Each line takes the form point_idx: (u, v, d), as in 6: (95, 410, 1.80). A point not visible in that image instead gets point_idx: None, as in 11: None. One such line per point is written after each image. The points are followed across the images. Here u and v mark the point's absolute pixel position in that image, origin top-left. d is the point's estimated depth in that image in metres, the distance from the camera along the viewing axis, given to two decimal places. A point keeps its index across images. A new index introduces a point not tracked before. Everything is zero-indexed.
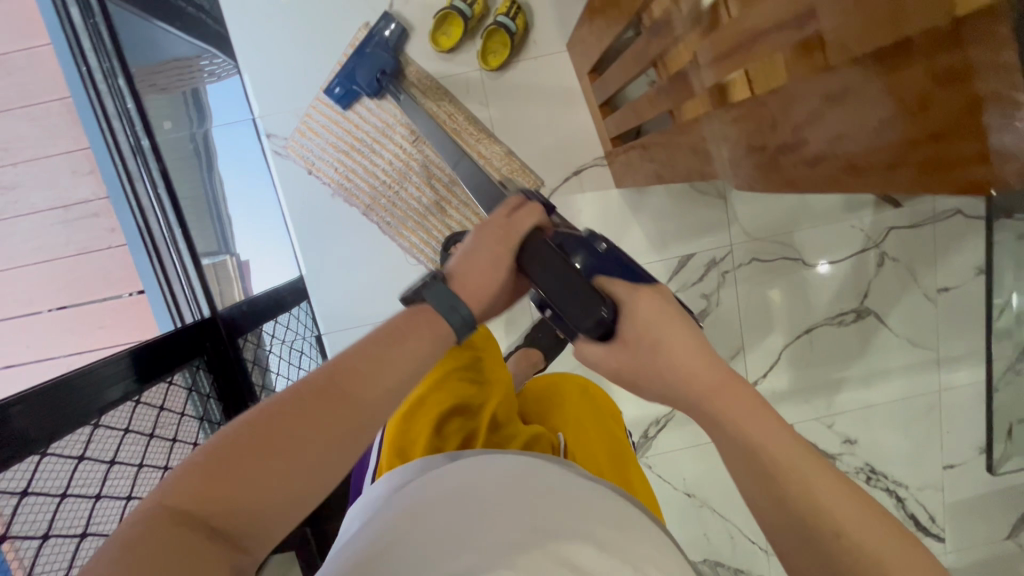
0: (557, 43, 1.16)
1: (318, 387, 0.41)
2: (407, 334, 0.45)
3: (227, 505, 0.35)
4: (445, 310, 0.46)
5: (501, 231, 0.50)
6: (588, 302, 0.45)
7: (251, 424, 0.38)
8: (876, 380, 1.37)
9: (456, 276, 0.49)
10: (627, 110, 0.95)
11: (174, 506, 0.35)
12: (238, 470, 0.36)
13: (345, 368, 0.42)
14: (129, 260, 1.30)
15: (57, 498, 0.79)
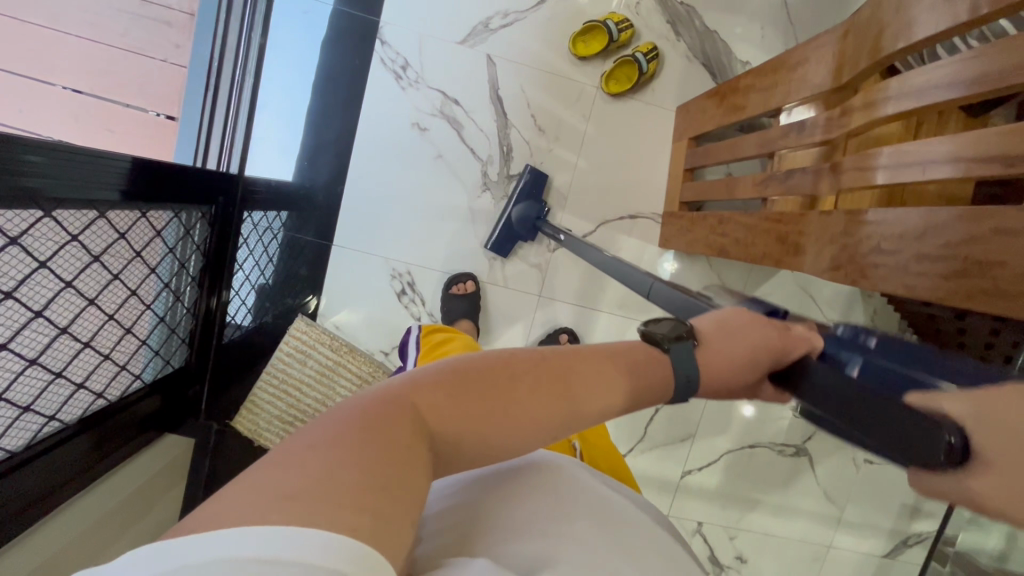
0: (671, 101, 1.25)
1: (548, 367, 0.42)
2: (609, 366, 0.45)
3: (453, 428, 0.37)
4: (678, 370, 0.48)
5: None
6: (918, 446, 0.33)
7: (493, 368, 0.40)
8: (786, 515, 1.47)
9: (704, 348, 0.50)
10: (715, 183, 1.04)
11: (418, 404, 0.36)
12: (475, 396, 0.38)
13: (560, 358, 0.43)
14: (178, 84, 1.22)
15: (36, 263, 0.70)
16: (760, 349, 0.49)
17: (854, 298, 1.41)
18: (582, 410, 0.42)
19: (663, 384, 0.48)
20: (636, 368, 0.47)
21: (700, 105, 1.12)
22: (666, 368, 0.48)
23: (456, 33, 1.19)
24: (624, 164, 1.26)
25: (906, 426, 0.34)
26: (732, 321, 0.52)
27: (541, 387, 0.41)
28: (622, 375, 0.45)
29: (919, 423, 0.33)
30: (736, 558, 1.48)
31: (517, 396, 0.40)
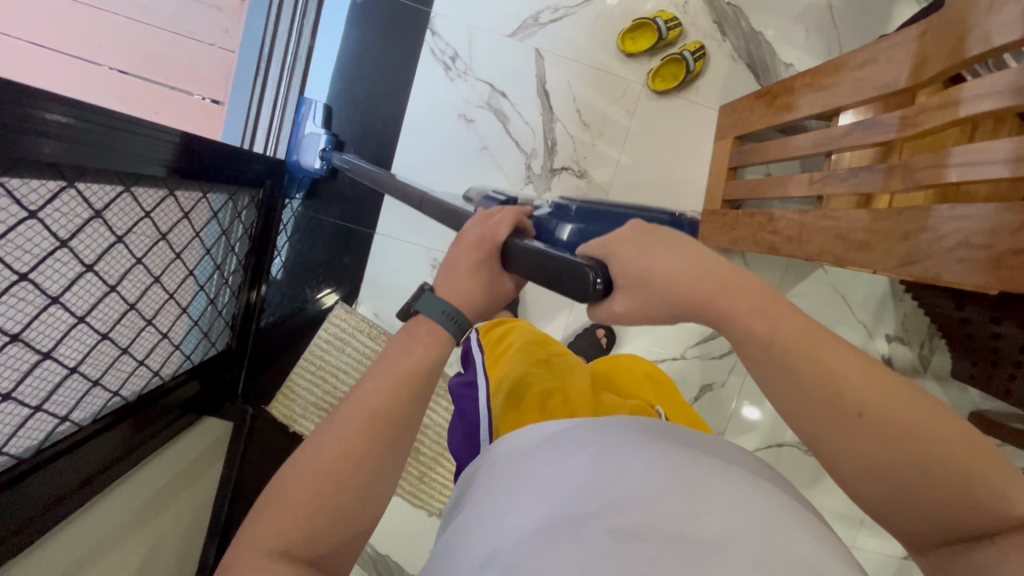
0: (714, 99, 1.26)
1: (357, 425, 0.44)
2: (409, 347, 0.47)
3: (313, 523, 0.42)
4: (435, 313, 0.48)
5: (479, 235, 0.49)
6: (578, 286, 0.42)
7: (306, 473, 0.43)
8: None
9: (447, 278, 0.50)
10: (764, 182, 1.05)
11: (279, 542, 0.41)
12: (316, 493, 0.42)
13: (361, 404, 0.45)
14: (225, 68, 1.22)
15: (114, 238, 0.71)
16: (489, 257, 0.49)
17: (886, 301, 1.42)
18: (400, 427, 0.46)
19: (440, 354, 0.48)
20: (419, 346, 0.47)
21: (747, 104, 1.14)
22: (432, 320, 0.48)
23: (505, 26, 1.20)
24: (666, 162, 1.27)
25: (555, 271, 0.43)
26: (454, 253, 0.50)
27: (358, 441, 0.44)
28: (437, 349, 0.48)
29: (567, 263, 0.42)
30: None
31: (349, 465, 0.43)
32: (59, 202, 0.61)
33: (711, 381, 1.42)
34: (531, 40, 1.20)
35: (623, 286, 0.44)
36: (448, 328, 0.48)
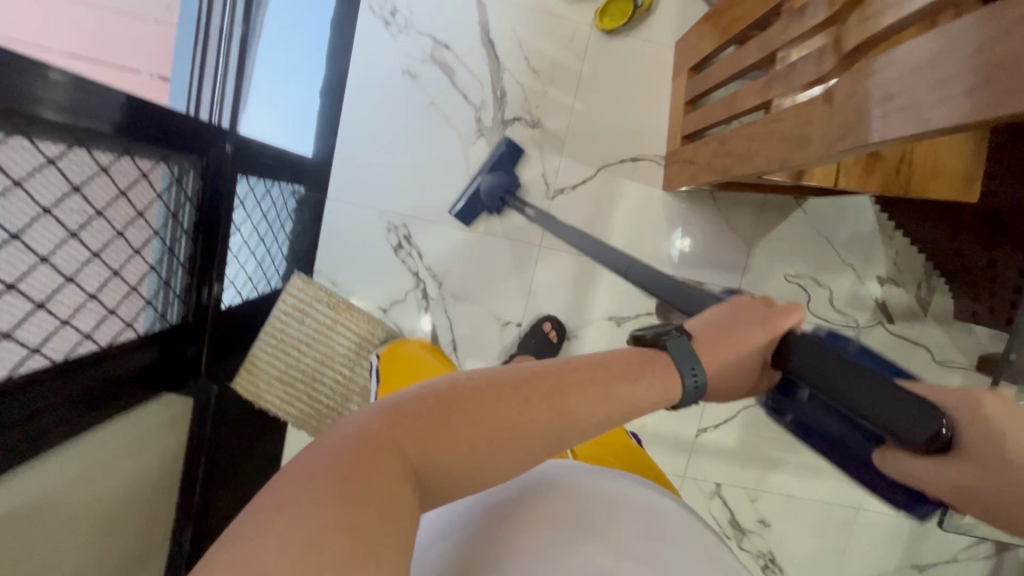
0: (668, 36, 1.20)
1: (524, 377, 0.43)
2: (657, 368, 0.47)
3: (430, 453, 0.39)
4: (687, 371, 0.47)
5: (760, 315, 0.49)
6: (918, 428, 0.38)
7: (466, 397, 0.41)
8: (811, 476, 1.39)
9: (705, 336, 0.49)
10: (715, 106, 0.98)
11: (395, 439, 0.38)
12: (457, 424, 0.40)
13: (556, 368, 0.44)
14: (169, 44, 1.22)
15: (10, 182, 0.68)
16: (766, 343, 0.47)
17: (875, 240, 1.32)
18: (574, 412, 0.42)
19: (667, 394, 0.47)
20: (631, 363, 0.47)
21: (698, 31, 1.08)
22: (675, 363, 0.48)
23: None
24: (623, 105, 1.22)
25: (889, 402, 0.38)
26: (737, 313, 0.50)
27: (525, 397, 0.41)
28: (667, 385, 0.47)
29: (919, 405, 0.38)
30: (759, 523, 1.40)
31: (502, 409, 0.41)
32: None
33: None
34: None
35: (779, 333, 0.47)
36: (680, 375, 0.47)
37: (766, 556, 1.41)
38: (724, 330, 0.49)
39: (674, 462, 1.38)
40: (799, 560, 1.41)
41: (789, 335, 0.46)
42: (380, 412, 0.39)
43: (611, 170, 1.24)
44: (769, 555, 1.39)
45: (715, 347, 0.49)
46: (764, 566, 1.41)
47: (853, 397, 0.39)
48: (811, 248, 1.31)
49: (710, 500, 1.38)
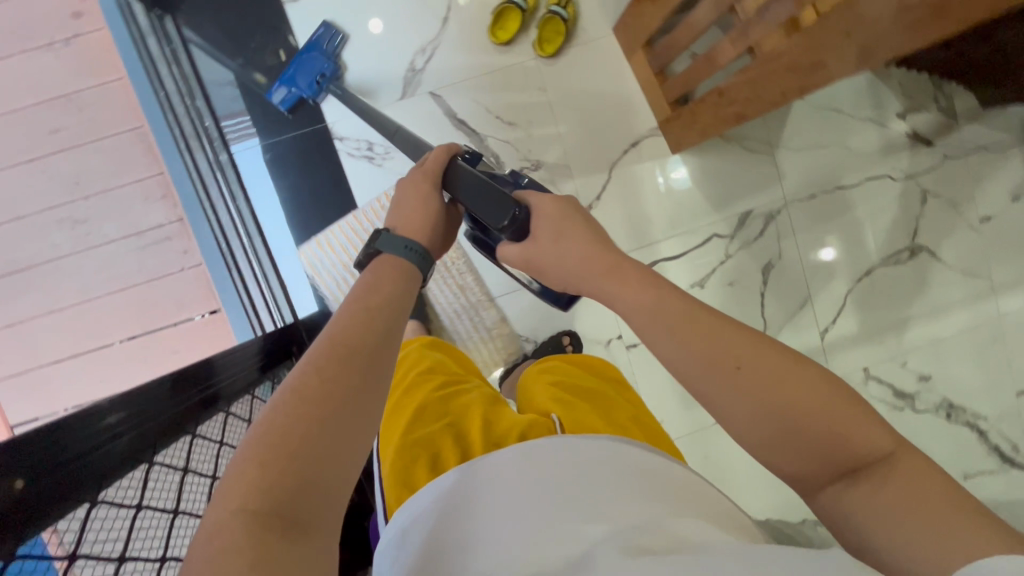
0: (604, 26, 1.25)
1: (327, 366, 0.48)
2: (379, 288, 0.59)
3: (300, 480, 0.41)
4: (401, 250, 0.64)
5: (420, 177, 0.68)
6: (502, 212, 0.62)
7: (294, 414, 0.44)
8: (940, 314, 1.42)
9: (398, 220, 0.67)
10: (694, 67, 1.03)
11: (248, 498, 0.38)
12: (298, 441, 0.42)
13: (340, 345, 0.51)
14: (205, 279, 1.30)
15: (208, 479, 0.76)
16: (431, 188, 0.68)
17: (877, 86, 1.36)
18: (374, 363, 0.51)
19: (403, 288, 0.61)
20: (379, 290, 0.59)
21: (635, 12, 1.13)
22: (400, 258, 0.63)
23: (394, 91, 1.24)
24: (599, 106, 1.27)
25: (493, 200, 0.63)
26: (406, 182, 0.68)
27: (329, 381, 0.47)
28: (406, 284, 0.62)
29: (502, 199, 0.62)
30: (919, 380, 1.43)
31: (325, 400, 0.45)
32: (155, 484, 0.65)
33: (768, 259, 1.37)
34: (428, 91, 1.24)
35: (415, 216, 0.67)
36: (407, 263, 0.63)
37: (944, 405, 1.43)
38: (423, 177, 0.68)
39: None
40: (973, 387, 1.43)
41: (449, 174, 0.68)
42: (223, 499, 0.39)
43: (622, 164, 1.29)
44: (946, 403, 1.42)
45: (397, 214, 0.67)
46: (947, 416, 1.43)
47: (480, 203, 0.64)
48: (828, 124, 1.35)
49: (866, 387, 1.41)
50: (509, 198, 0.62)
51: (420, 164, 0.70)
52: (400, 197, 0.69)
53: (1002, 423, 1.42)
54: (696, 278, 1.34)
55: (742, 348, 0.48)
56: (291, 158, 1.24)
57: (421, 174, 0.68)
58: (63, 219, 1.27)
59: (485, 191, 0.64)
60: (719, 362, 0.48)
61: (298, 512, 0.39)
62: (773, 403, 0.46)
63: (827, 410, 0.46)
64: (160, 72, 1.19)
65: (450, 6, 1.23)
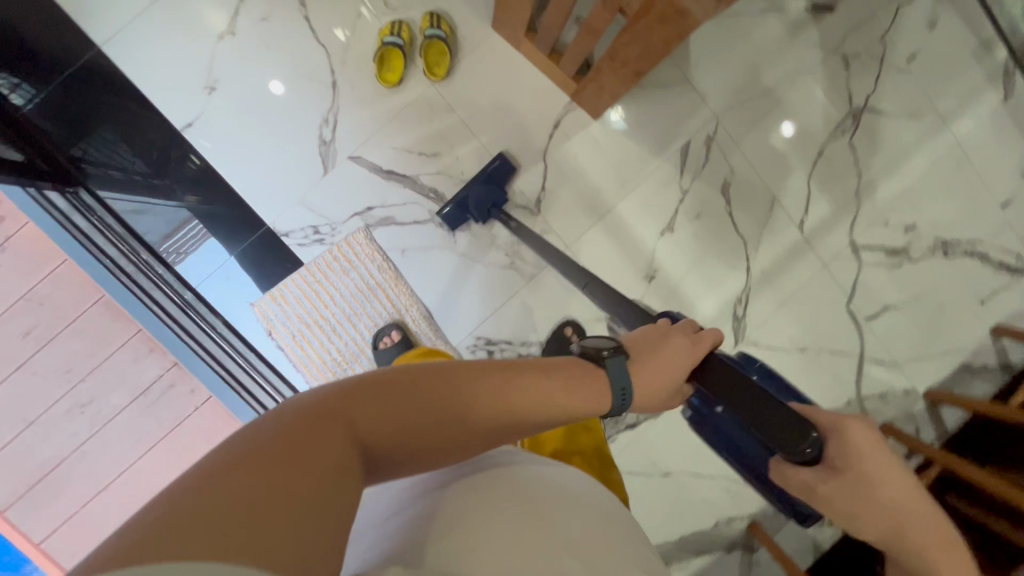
0: (482, 27, 1.25)
1: (464, 371, 0.47)
2: (572, 380, 0.53)
3: (372, 434, 0.42)
4: (615, 391, 0.55)
5: (698, 353, 0.59)
6: (797, 439, 0.50)
7: (415, 380, 0.44)
8: (903, 162, 1.43)
9: (633, 360, 0.58)
10: (578, 40, 1.03)
11: (340, 414, 0.41)
12: (395, 406, 0.43)
13: (489, 367, 0.48)
14: (220, 410, 1.32)
15: None
16: (683, 364, 0.59)
17: None
18: (504, 398, 0.47)
19: (590, 405, 0.54)
20: (572, 376, 0.53)
21: (504, 8, 1.13)
22: (609, 381, 0.55)
23: (315, 169, 1.24)
24: (509, 105, 1.28)
25: (778, 416, 0.50)
26: (672, 340, 0.60)
27: (458, 388, 0.46)
28: (597, 403, 0.54)
29: (797, 420, 0.50)
30: (907, 231, 1.45)
31: (441, 394, 0.45)
32: None
33: (724, 177, 1.38)
34: (347, 155, 1.25)
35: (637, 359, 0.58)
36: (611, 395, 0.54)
37: (938, 244, 1.47)
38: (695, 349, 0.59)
39: (810, 263, 1.43)
40: (954, 219, 1.47)
41: (709, 361, 0.59)
42: (331, 390, 0.42)
43: (553, 149, 1.31)
44: (938, 242, 1.46)
45: (649, 357, 0.58)
46: (945, 252, 1.48)
47: (756, 411, 0.51)
48: (729, 30, 1.35)
49: (860, 258, 1.44)
50: (805, 421, 0.50)
51: (703, 335, 0.62)
52: (654, 346, 0.60)
53: (991, 237, 1.48)
54: (664, 225, 1.37)
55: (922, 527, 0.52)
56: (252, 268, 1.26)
57: (693, 353, 0.59)
58: (71, 407, 1.31)
59: (772, 398, 0.52)
60: (892, 529, 0.52)
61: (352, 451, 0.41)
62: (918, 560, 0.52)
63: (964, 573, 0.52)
64: (97, 241, 1.17)
65: (334, 69, 1.22)
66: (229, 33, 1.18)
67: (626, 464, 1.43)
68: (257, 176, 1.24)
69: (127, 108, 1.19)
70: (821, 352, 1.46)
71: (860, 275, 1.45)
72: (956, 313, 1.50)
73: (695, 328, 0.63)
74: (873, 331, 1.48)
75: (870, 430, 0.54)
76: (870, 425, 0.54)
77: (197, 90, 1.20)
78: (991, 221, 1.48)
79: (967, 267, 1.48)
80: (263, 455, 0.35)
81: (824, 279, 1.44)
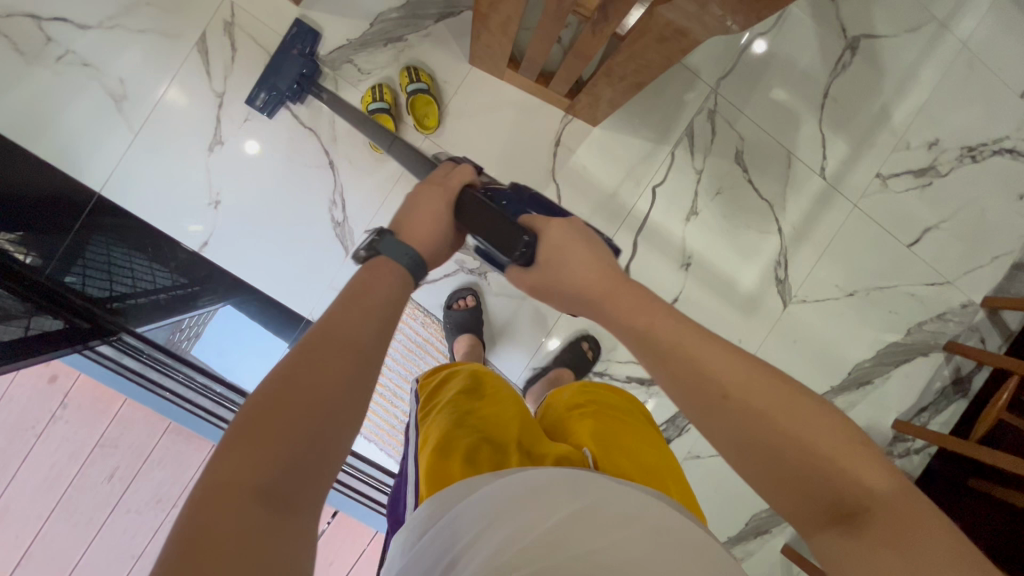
0: (460, 66, 1.22)
1: (317, 341, 0.46)
2: (374, 282, 0.55)
3: (277, 453, 0.40)
4: (399, 257, 0.58)
5: (438, 188, 0.67)
6: (513, 242, 0.64)
7: (283, 384, 0.43)
8: (912, 79, 1.38)
9: (399, 227, 0.63)
10: (569, 63, 1.00)
11: (228, 475, 0.38)
12: (278, 417, 0.41)
13: (330, 326, 0.48)
14: None
15: None
16: (442, 203, 0.66)
17: None
18: (362, 341, 0.48)
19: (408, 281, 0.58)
20: (380, 277, 0.56)
21: (483, 46, 1.10)
22: (394, 261, 0.57)
23: (337, 251, 1.24)
24: (505, 136, 1.26)
25: (504, 229, 0.65)
26: (419, 196, 0.66)
27: (317, 359, 0.45)
28: (401, 281, 0.57)
29: (510, 227, 0.64)
30: (931, 147, 1.41)
31: (310, 379, 0.44)
32: None
33: (736, 147, 1.34)
34: (363, 229, 1.24)
35: (402, 223, 0.63)
36: (402, 264, 0.57)
37: (965, 151, 1.43)
38: (444, 179, 0.68)
39: (840, 208, 1.40)
40: (975, 123, 1.42)
41: (459, 196, 0.67)
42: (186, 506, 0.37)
43: (560, 168, 1.28)
44: (965, 149, 1.42)
45: (406, 216, 0.63)
46: (973, 158, 1.44)
47: (483, 224, 0.65)
48: None
49: (889, 187, 1.41)
50: (519, 228, 0.64)
51: (443, 173, 0.70)
52: (413, 202, 0.66)
53: (1016, 131, 1.44)
54: (687, 210, 1.34)
55: (740, 380, 0.49)
56: None
57: (440, 186, 0.67)
58: (171, 533, 1.34)
59: (498, 216, 0.66)
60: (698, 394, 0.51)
61: (272, 488, 0.39)
62: (774, 442, 0.46)
63: (855, 469, 0.44)
64: (151, 378, 1.16)
65: (328, 149, 1.20)
66: (218, 144, 1.17)
67: (707, 448, 1.44)
68: (283, 273, 1.23)
69: (142, 237, 1.19)
70: (870, 290, 1.45)
71: (894, 204, 1.42)
72: (997, 215, 1.47)
73: (442, 175, 0.70)
74: (917, 256, 1.45)
75: (570, 230, 0.65)
76: (573, 227, 0.66)
77: (204, 207, 1.19)
78: (1013, 114, 1.43)
79: (998, 166, 1.45)
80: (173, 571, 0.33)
81: (858, 218, 1.41)
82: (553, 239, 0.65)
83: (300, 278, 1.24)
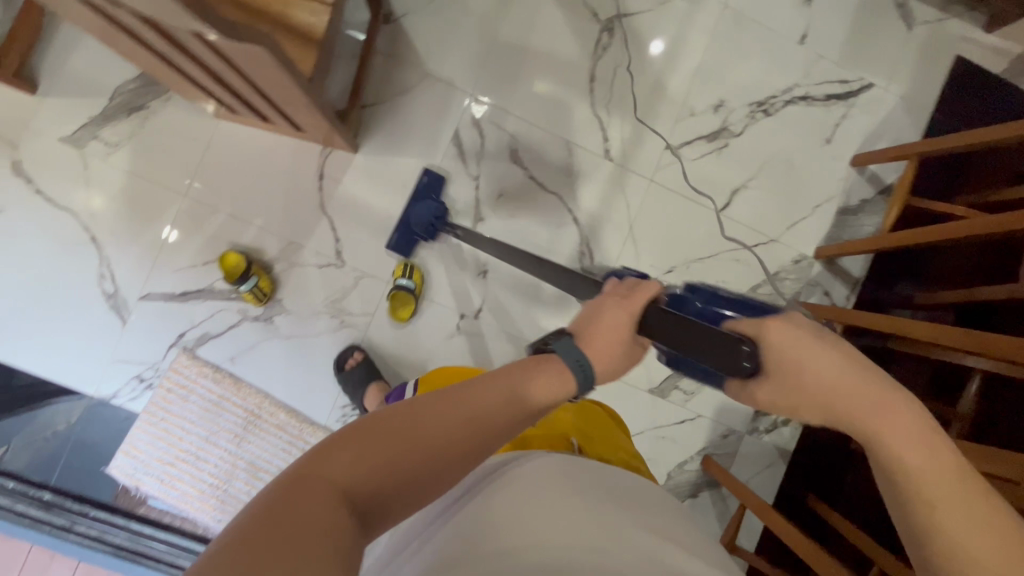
0: (205, 121, 1.23)
1: (463, 396, 0.48)
2: (545, 374, 0.53)
3: (368, 480, 0.43)
4: (570, 362, 0.54)
5: (619, 303, 0.58)
6: (733, 357, 0.53)
7: (412, 414, 0.46)
8: (679, 49, 1.36)
9: (582, 334, 0.56)
10: (258, 104, 1.01)
11: (333, 479, 0.42)
12: (384, 441, 0.44)
13: (479, 388, 0.49)
14: None
15: None
16: (627, 320, 0.57)
17: None
18: (495, 415, 0.49)
19: (565, 393, 0.53)
20: (543, 362, 0.54)
21: (199, 101, 1.12)
22: (562, 362, 0.53)
23: (113, 324, 1.22)
24: (264, 179, 1.25)
25: (713, 340, 0.54)
26: (596, 306, 0.59)
27: (454, 416, 0.47)
28: (564, 390, 0.53)
29: (724, 340, 0.53)
30: (718, 110, 1.38)
31: (436, 428, 0.46)
32: None
33: (509, 145, 1.32)
34: (134, 297, 1.23)
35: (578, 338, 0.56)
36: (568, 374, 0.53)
37: (755, 107, 1.39)
38: (630, 291, 0.59)
39: (635, 186, 1.36)
40: (759, 78, 1.39)
41: (646, 310, 0.57)
42: (301, 460, 0.43)
43: (329, 201, 1.27)
44: (753, 105, 1.38)
45: (587, 327, 0.57)
46: (766, 112, 1.40)
47: (690, 343, 0.54)
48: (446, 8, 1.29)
49: (682, 156, 1.38)
50: (739, 339, 0.53)
51: (628, 288, 0.60)
52: (586, 317, 0.58)
53: (803, 78, 1.40)
54: (472, 218, 1.31)
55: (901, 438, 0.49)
56: (93, 437, 1.23)
57: (620, 308, 0.57)
58: None
59: (709, 335, 0.54)
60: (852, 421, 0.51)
61: (354, 505, 0.43)
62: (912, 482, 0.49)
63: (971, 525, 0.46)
64: None
65: (87, 225, 1.21)
66: None
67: None
68: (60, 355, 1.22)
69: None
70: (689, 263, 1.38)
71: (693, 171, 1.38)
72: (808, 164, 1.41)
73: (627, 283, 0.61)
74: (732, 220, 1.40)
75: (792, 328, 0.53)
76: (789, 322, 0.54)
77: None
78: (800, 64, 1.40)
79: (795, 115, 1.41)
80: (269, 521, 0.38)
81: (656, 193, 1.37)
82: (777, 355, 0.53)
83: (77, 358, 1.22)
